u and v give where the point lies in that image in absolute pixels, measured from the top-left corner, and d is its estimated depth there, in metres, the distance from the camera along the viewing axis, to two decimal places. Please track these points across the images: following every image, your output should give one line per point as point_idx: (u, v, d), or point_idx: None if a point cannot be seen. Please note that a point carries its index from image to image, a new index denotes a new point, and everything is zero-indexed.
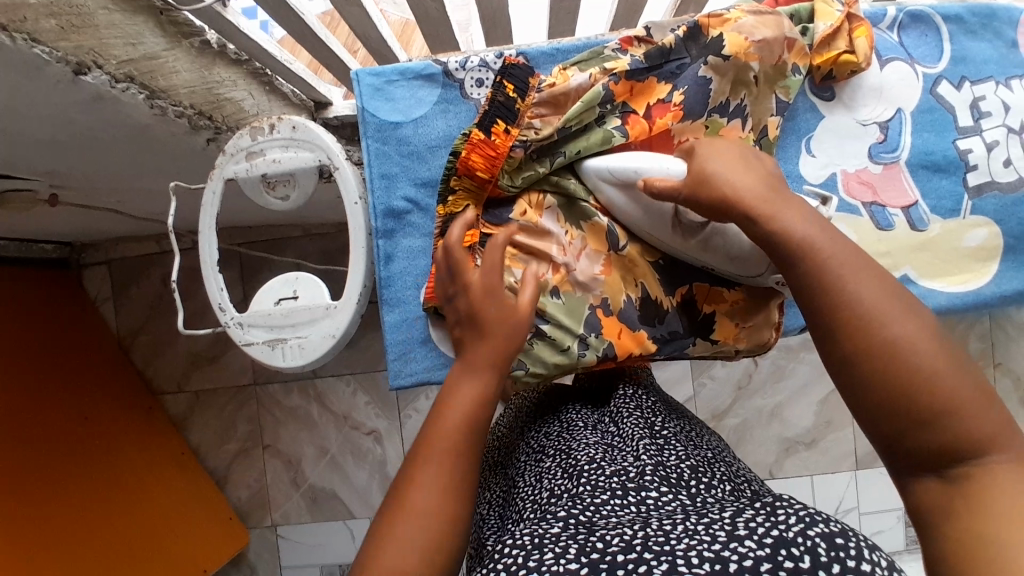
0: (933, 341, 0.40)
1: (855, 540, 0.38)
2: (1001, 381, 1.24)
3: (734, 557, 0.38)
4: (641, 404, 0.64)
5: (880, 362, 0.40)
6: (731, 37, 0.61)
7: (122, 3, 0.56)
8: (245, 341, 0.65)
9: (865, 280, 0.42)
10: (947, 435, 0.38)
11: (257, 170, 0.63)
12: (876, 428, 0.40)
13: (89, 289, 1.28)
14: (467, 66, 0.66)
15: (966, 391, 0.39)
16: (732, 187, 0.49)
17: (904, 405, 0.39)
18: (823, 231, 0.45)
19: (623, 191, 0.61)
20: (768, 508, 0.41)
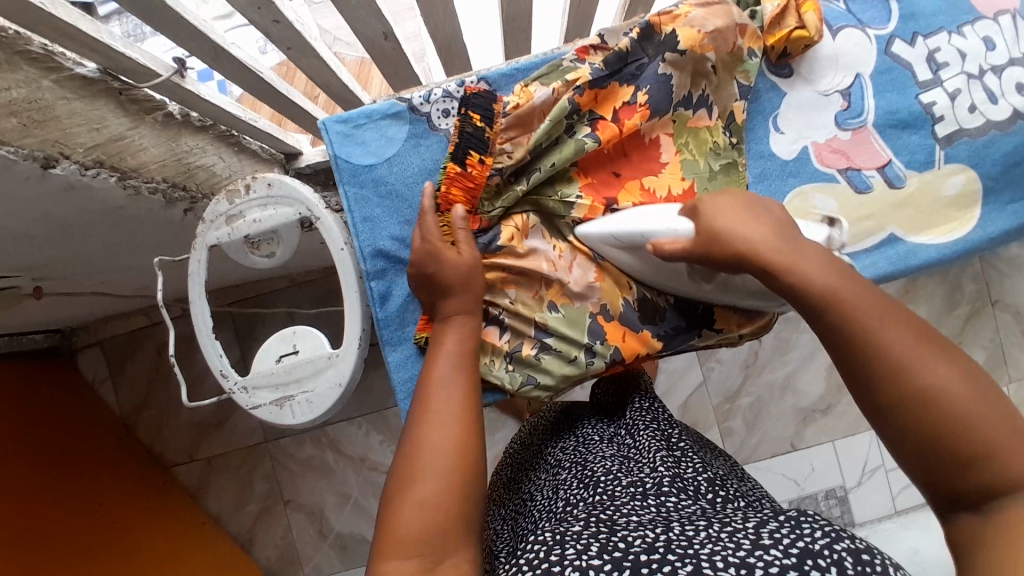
0: (968, 382, 0.40)
1: (880, 558, 0.42)
2: (1001, 318, 1.25)
3: (760, 563, 0.42)
4: (657, 417, 0.66)
5: (909, 402, 0.41)
6: (683, 31, 0.62)
7: (80, 91, 0.57)
8: (252, 405, 0.64)
9: (890, 325, 0.43)
10: (988, 476, 0.38)
11: (239, 232, 0.63)
12: (913, 471, 0.41)
13: (85, 372, 1.27)
14: (431, 98, 0.67)
15: (1004, 435, 0.39)
16: (741, 246, 0.51)
17: (938, 446, 0.40)
18: (840, 277, 0.46)
19: (629, 252, 0.62)
20: (793, 522, 0.45)
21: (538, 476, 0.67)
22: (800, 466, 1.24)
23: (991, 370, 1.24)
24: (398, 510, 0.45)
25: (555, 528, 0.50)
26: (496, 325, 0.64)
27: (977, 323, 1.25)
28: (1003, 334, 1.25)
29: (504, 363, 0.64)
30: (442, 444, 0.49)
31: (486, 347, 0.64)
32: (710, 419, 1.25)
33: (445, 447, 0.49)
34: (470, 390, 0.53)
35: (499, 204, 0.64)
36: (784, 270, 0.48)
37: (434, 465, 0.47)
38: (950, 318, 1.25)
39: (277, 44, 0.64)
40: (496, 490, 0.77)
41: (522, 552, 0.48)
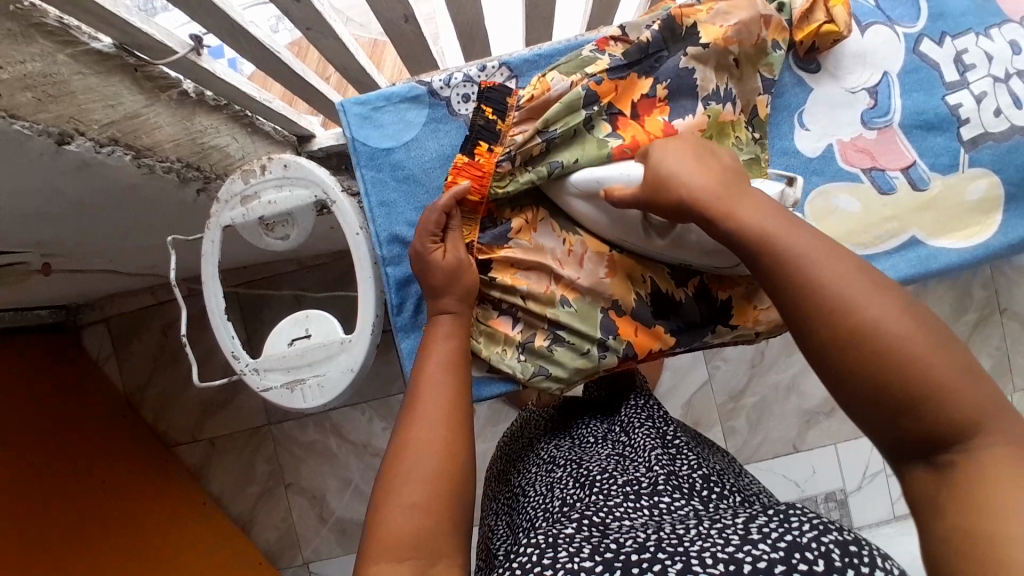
0: (912, 320, 0.40)
1: (867, 550, 0.43)
2: (1009, 326, 1.25)
3: (750, 559, 0.42)
4: (652, 414, 0.67)
5: (854, 348, 0.40)
6: (705, 27, 0.61)
7: (96, 66, 0.56)
8: (263, 387, 0.64)
9: (835, 263, 0.43)
10: (934, 418, 0.38)
11: (254, 213, 0.62)
12: (862, 408, 0.41)
13: (91, 350, 1.26)
14: (451, 82, 0.66)
15: (949, 375, 0.39)
16: (689, 188, 0.50)
17: (888, 391, 0.39)
18: (784, 221, 0.46)
19: (591, 204, 0.61)
20: (782, 516, 0.46)
21: (530, 470, 0.67)
22: (802, 468, 1.24)
23: (997, 377, 1.24)
24: (382, 510, 0.48)
25: (548, 529, 0.51)
26: (509, 315, 0.64)
27: (985, 330, 1.25)
28: (1010, 341, 1.24)
29: (516, 353, 0.64)
30: (430, 446, 0.51)
31: (499, 336, 0.64)
32: (714, 417, 1.25)
33: (432, 451, 0.51)
34: (459, 394, 0.55)
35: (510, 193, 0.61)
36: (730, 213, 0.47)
37: (417, 469, 0.50)
38: (958, 324, 1.25)
39: (298, 23, 0.63)
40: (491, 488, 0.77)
41: (514, 553, 0.49)
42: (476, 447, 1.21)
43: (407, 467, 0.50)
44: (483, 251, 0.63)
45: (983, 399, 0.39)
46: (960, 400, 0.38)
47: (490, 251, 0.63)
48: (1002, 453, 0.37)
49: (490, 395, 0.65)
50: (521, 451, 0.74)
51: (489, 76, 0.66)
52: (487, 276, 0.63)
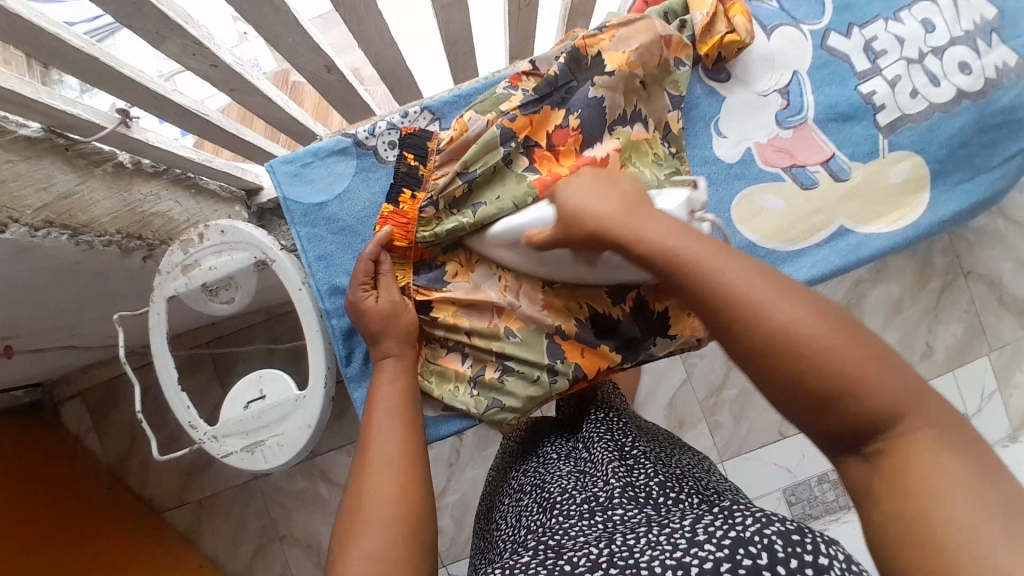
0: (818, 320, 0.42)
1: (811, 537, 0.43)
2: (974, 288, 1.27)
3: (695, 561, 0.43)
4: (611, 427, 0.67)
5: (766, 355, 0.42)
6: (609, 55, 0.64)
7: (26, 152, 0.56)
8: (223, 453, 0.64)
9: (737, 275, 0.45)
10: (857, 412, 0.40)
11: (196, 281, 0.63)
12: (790, 409, 0.42)
13: (68, 426, 1.25)
14: (376, 132, 0.67)
15: (863, 367, 0.40)
16: (600, 220, 0.52)
17: (807, 393, 0.41)
18: (684, 237, 0.48)
19: (514, 250, 0.63)
20: (726, 514, 0.47)
21: (504, 502, 0.68)
22: (790, 453, 1.25)
23: (970, 340, 1.26)
24: (344, 559, 0.48)
25: (507, 562, 0.51)
26: (457, 352, 0.66)
27: (952, 296, 1.27)
28: (978, 303, 1.26)
29: (468, 388, 0.66)
30: (386, 492, 0.52)
31: (450, 374, 0.66)
32: (697, 414, 1.26)
33: (392, 495, 0.52)
34: (413, 439, 0.57)
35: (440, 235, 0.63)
36: (638, 237, 0.49)
37: (376, 517, 0.51)
38: (924, 293, 1.27)
39: (220, 86, 0.64)
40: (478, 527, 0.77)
41: None
42: (465, 473, 1.20)
43: (368, 512, 0.51)
44: (421, 295, 0.65)
45: (898, 385, 0.40)
46: (877, 389, 0.40)
47: (430, 294, 0.64)
48: (921, 437, 0.39)
49: (446, 433, 0.68)
50: (500, 480, 0.74)
51: (412, 122, 0.68)
52: (430, 316, 0.65)
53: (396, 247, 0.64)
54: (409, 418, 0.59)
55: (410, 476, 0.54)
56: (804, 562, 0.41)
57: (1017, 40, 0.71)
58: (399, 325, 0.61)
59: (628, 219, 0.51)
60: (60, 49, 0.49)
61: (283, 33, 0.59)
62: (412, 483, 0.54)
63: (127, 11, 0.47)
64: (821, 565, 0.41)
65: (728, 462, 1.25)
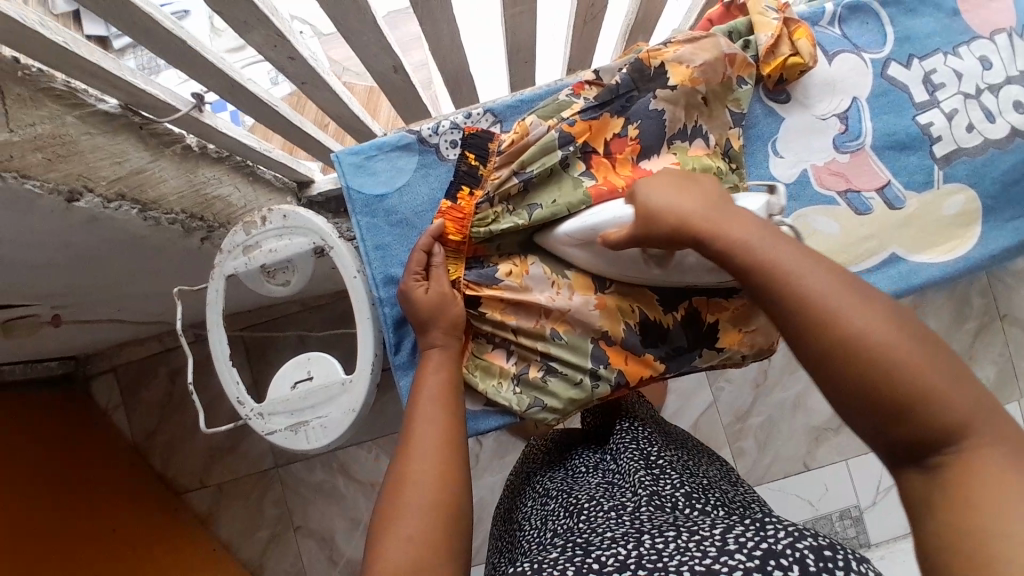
0: (893, 328, 0.43)
1: (843, 553, 0.44)
2: (1011, 331, 1.25)
3: (725, 569, 0.43)
4: (638, 438, 0.66)
5: (848, 357, 0.42)
6: (673, 68, 0.65)
7: (104, 126, 0.58)
8: (266, 431, 0.65)
9: (816, 276, 0.45)
10: (929, 423, 0.41)
11: (255, 262, 0.65)
12: (858, 416, 0.43)
13: (98, 399, 1.28)
14: (439, 130, 0.69)
15: (937, 380, 0.41)
16: (680, 214, 0.53)
17: (877, 400, 0.42)
18: (762, 233, 0.49)
19: (585, 249, 0.63)
20: (756, 526, 0.47)
21: (528, 505, 0.68)
22: (814, 486, 1.23)
23: (1004, 384, 1.24)
24: (384, 543, 0.49)
25: (534, 559, 0.51)
26: (503, 349, 0.67)
27: (988, 338, 1.25)
28: (1014, 347, 1.24)
29: (511, 385, 0.67)
30: (425, 478, 0.53)
31: (494, 369, 0.67)
32: (721, 439, 1.25)
33: (430, 483, 0.53)
34: (455, 429, 0.58)
35: (494, 232, 0.65)
36: (714, 233, 0.50)
37: (417, 507, 0.51)
38: (960, 333, 1.25)
39: (292, 78, 0.66)
40: (495, 530, 0.76)
41: None
42: (485, 478, 1.20)
43: (409, 502, 0.52)
44: (470, 289, 0.65)
45: (971, 402, 0.41)
46: (950, 403, 0.40)
47: (480, 290, 0.65)
48: (992, 454, 0.39)
49: (485, 428, 0.68)
50: (521, 490, 0.73)
51: (474, 123, 0.69)
52: (477, 310, 0.66)
53: (449, 239, 0.65)
54: (446, 409, 0.59)
55: (449, 465, 0.55)
56: None
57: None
58: (447, 317, 0.62)
59: (711, 215, 0.51)
60: (149, 27, 0.52)
61: (360, 30, 0.61)
62: (447, 474, 0.54)
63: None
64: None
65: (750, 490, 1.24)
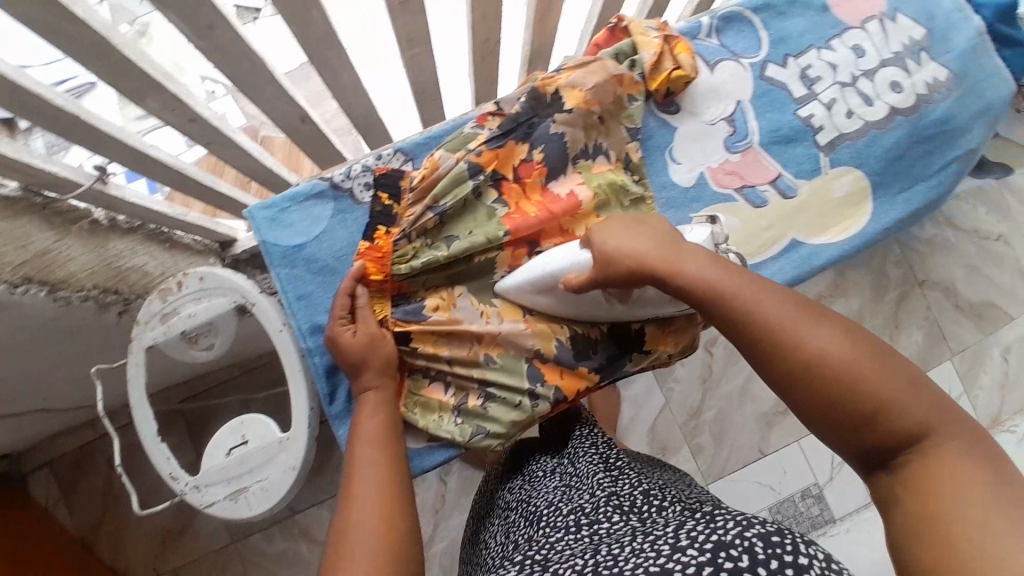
0: (848, 343, 0.46)
1: (791, 538, 0.45)
2: (930, 295, 1.33)
3: (678, 566, 0.44)
4: (596, 441, 0.68)
5: (814, 379, 0.46)
6: (568, 92, 0.68)
7: (3, 212, 0.56)
8: (205, 503, 0.62)
9: (773, 302, 0.49)
10: (891, 431, 0.44)
11: (176, 329, 0.63)
12: (827, 427, 0.46)
13: (36, 497, 1.18)
14: (351, 174, 0.70)
15: (895, 388, 0.44)
16: (640, 257, 0.55)
17: (845, 411, 0.45)
18: (720, 267, 0.52)
19: (548, 294, 0.66)
20: (708, 518, 0.48)
21: (492, 523, 0.68)
22: (773, 470, 1.27)
23: (933, 345, 1.31)
24: None
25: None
26: (439, 382, 0.67)
27: (910, 304, 1.32)
28: (936, 310, 1.32)
29: (452, 418, 0.67)
30: (367, 525, 0.52)
31: (433, 404, 0.67)
32: (679, 438, 1.28)
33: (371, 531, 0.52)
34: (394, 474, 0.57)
35: (418, 267, 0.66)
36: (674, 270, 0.53)
37: (363, 551, 0.50)
38: (884, 304, 1.32)
39: (197, 140, 0.66)
40: (465, 548, 0.76)
41: None
42: (453, 517, 1.19)
43: (351, 547, 0.51)
44: (398, 326, 0.65)
45: (926, 407, 0.44)
46: (907, 410, 0.43)
47: (409, 326, 0.65)
48: (945, 452, 0.42)
49: (433, 463, 0.68)
50: (487, 506, 0.73)
51: (386, 163, 0.71)
52: (408, 346, 0.65)
53: (370, 280, 0.65)
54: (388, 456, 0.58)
55: (389, 512, 0.54)
56: (785, 562, 0.43)
57: (948, 56, 0.76)
58: (378, 357, 0.62)
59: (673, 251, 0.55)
60: (41, 107, 0.51)
61: (261, 87, 0.62)
62: (390, 520, 0.53)
63: (109, 70, 0.50)
64: (801, 564, 0.43)
65: (715, 484, 1.26)
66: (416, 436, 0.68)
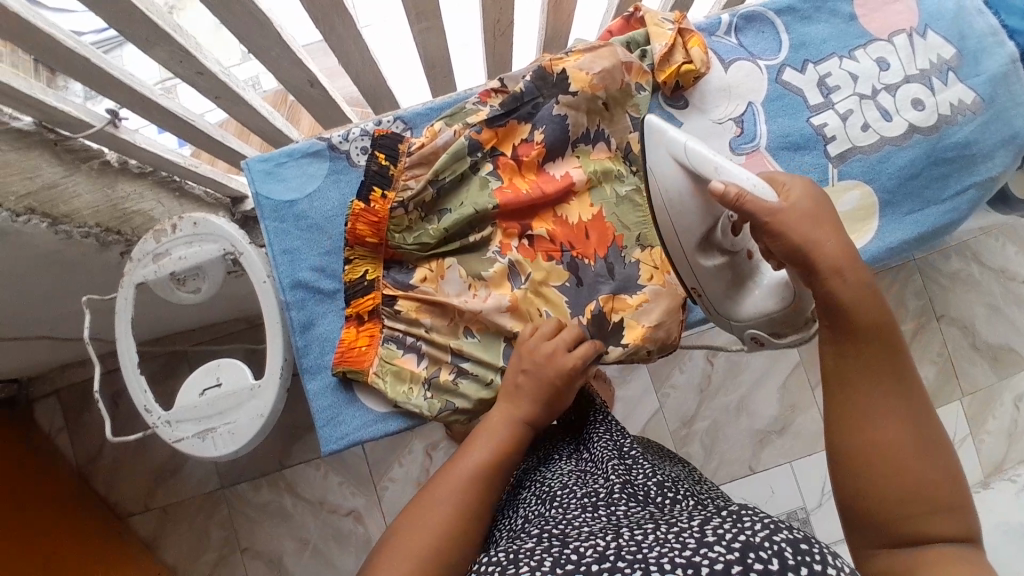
0: (910, 426, 0.44)
1: (819, 547, 0.40)
2: (947, 331, 1.27)
3: (705, 561, 0.39)
4: (612, 428, 0.62)
5: (871, 461, 0.44)
6: (574, 74, 0.68)
7: (15, 143, 0.59)
8: (175, 438, 0.64)
9: (868, 356, 0.46)
10: (927, 525, 0.42)
11: (165, 269, 0.65)
12: (867, 501, 0.44)
13: (41, 424, 1.23)
14: (349, 137, 0.71)
15: (939, 485, 0.43)
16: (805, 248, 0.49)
17: (892, 493, 0.43)
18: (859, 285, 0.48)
19: (685, 172, 0.57)
20: (735, 516, 0.43)
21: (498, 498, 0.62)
22: (760, 489, 1.25)
23: (944, 384, 1.26)
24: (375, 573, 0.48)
25: (509, 547, 0.48)
26: (414, 352, 0.68)
27: (925, 338, 1.27)
28: (951, 347, 1.27)
29: (421, 391, 0.67)
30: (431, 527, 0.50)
31: (405, 374, 0.67)
32: (668, 444, 1.26)
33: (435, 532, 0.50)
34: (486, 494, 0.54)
35: (409, 238, 0.68)
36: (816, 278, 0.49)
37: (444, 502, 0.52)
38: None
39: (206, 93, 0.68)
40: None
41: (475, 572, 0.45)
42: None
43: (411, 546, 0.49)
44: (388, 291, 0.68)
45: (957, 520, 0.42)
46: (944, 517, 0.42)
47: (395, 292, 0.68)
48: (967, 556, 0.41)
49: (391, 430, 0.68)
50: None
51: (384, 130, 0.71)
52: (393, 308, 0.68)
53: (366, 242, 0.67)
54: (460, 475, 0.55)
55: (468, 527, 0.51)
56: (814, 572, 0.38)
57: (976, 79, 0.73)
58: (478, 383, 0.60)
59: (834, 260, 0.48)
60: (55, 50, 0.53)
61: (269, 46, 0.63)
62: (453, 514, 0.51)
63: (119, 18, 0.51)
64: None
65: None
66: (374, 397, 0.69)
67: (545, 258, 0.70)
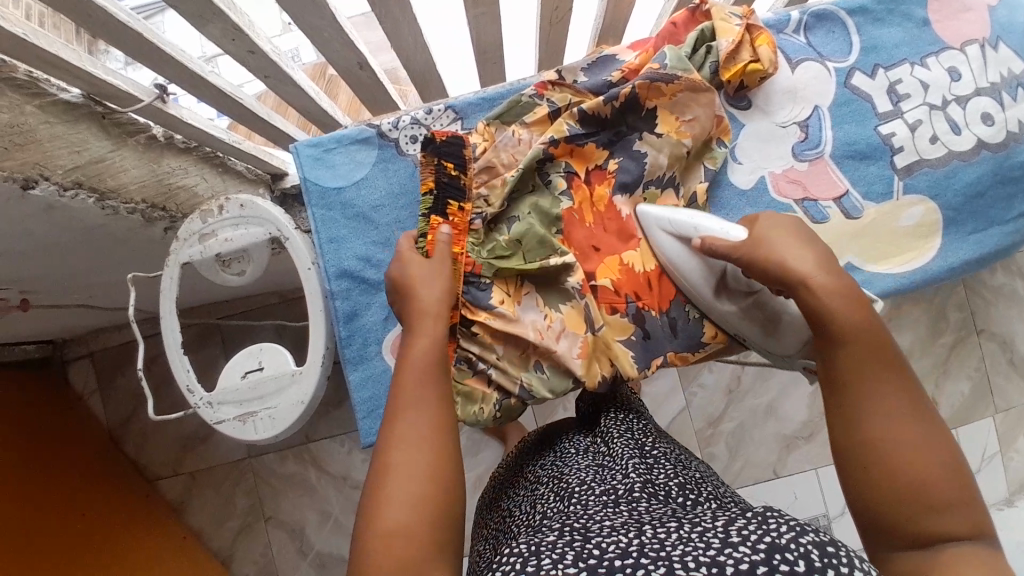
0: (920, 419, 0.43)
1: (846, 551, 0.39)
2: (987, 347, 1.23)
3: (730, 561, 0.38)
4: (631, 427, 0.64)
5: (879, 461, 0.43)
6: (664, 114, 0.67)
7: (64, 115, 0.58)
8: (216, 420, 0.65)
9: (875, 353, 0.45)
10: (943, 520, 0.41)
11: (211, 250, 0.65)
12: (884, 494, 0.42)
13: (75, 385, 1.26)
14: (399, 125, 0.69)
15: (951, 480, 0.42)
16: (787, 265, 0.50)
17: (906, 485, 0.42)
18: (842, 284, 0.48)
19: (676, 240, 0.63)
20: (760, 518, 0.41)
21: (519, 493, 0.62)
22: (782, 494, 1.23)
23: (978, 400, 1.22)
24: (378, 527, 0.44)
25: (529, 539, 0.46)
26: (484, 374, 0.64)
27: (963, 352, 1.23)
28: (988, 362, 1.23)
29: (493, 411, 0.64)
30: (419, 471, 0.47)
31: (476, 395, 0.64)
32: (693, 444, 1.25)
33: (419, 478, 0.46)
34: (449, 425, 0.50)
35: (485, 249, 0.64)
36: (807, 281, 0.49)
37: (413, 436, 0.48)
38: (934, 347, 1.23)
39: (255, 72, 0.67)
40: (482, 516, 0.72)
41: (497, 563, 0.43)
42: None
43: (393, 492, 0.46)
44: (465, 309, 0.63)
45: (968, 515, 0.41)
46: (955, 511, 0.41)
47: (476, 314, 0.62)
48: (981, 554, 0.40)
49: None
50: (514, 476, 0.68)
51: (435, 120, 0.70)
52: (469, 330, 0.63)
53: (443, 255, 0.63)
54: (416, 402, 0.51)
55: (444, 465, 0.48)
56: None
57: None
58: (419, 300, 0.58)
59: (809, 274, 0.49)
60: (106, 22, 0.51)
61: (322, 27, 0.61)
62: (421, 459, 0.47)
63: None
64: None
65: None
66: None
67: (608, 309, 0.67)
